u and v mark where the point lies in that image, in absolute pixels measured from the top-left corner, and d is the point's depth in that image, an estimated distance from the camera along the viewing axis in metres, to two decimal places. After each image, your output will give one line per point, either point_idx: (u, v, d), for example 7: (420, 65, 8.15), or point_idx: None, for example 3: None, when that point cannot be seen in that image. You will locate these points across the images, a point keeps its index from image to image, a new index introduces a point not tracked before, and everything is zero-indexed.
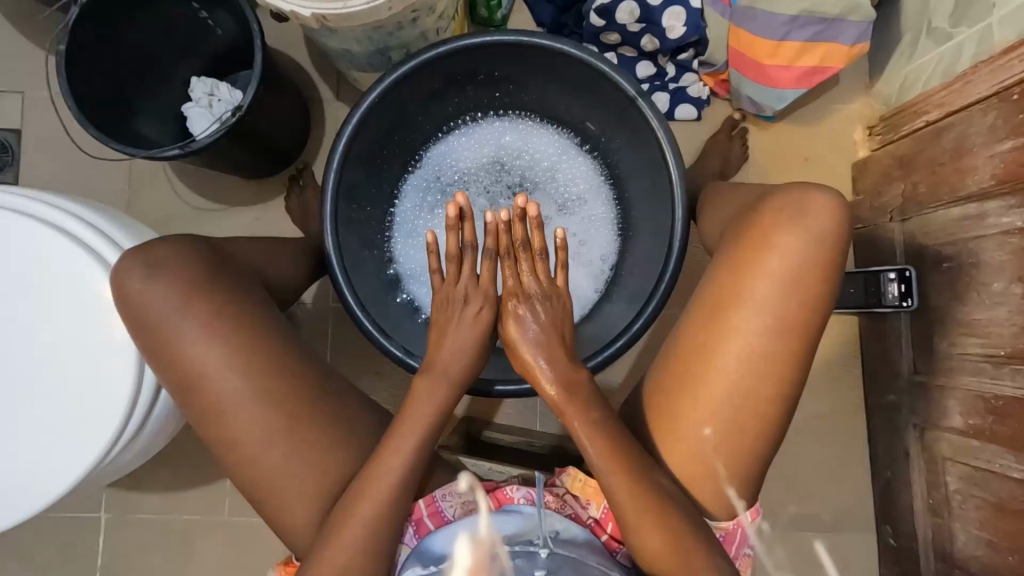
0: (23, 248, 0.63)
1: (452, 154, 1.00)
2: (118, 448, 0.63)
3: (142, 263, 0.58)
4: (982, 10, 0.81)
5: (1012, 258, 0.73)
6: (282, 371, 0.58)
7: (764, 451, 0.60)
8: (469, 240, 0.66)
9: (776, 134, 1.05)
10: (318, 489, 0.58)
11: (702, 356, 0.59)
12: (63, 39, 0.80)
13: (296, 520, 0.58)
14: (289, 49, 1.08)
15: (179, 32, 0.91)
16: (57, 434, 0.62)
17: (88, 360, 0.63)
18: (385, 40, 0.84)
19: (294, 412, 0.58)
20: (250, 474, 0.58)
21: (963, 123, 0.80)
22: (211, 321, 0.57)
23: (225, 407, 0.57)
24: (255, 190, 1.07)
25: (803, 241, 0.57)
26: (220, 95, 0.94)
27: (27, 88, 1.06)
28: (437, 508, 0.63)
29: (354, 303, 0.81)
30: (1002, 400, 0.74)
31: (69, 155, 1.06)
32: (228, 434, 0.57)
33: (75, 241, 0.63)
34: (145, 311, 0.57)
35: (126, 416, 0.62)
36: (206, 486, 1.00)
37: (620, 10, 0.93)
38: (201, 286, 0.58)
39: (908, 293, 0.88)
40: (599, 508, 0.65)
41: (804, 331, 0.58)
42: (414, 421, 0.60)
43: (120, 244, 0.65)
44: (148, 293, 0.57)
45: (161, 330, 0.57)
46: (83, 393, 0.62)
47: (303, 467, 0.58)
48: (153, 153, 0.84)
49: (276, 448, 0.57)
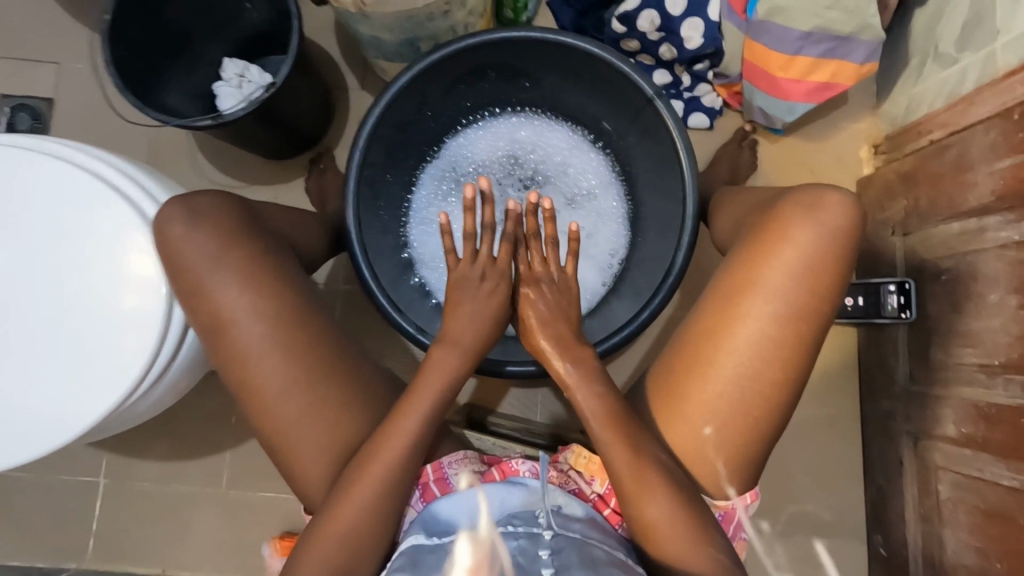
0: (63, 197, 0.65)
1: (467, 146, 1.03)
2: (137, 394, 0.65)
3: (183, 212, 0.61)
4: (987, 35, 0.85)
5: (1007, 270, 0.75)
6: (310, 325, 0.61)
7: (765, 434, 0.61)
8: (487, 223, 0.69)
9: (785, 146, 1.09)
10: (333, 443, 0.60)
11: (713, 337, 0.61)
12: (109, 9, 0.83)
13: (309, 473, 0.60)
14: (320, 38, 1.12)
15: (218, 13, 0.95)
16: (78, 376, 0.63)
17: (114, 309, 0.64)
18: (415, 30, 0.87)
19: (313, 366, 0.60)
20: (268, 424, 0.59)
21: (965, 141, 0.84)
22: (244, 271, 0.59)
23: (251, 356, 0.59)
24: (276, 170, 1.10)
25: (814, 232, 0.60)
26: (251, 77, 0.98)
27: (63, 59, 1.09)
28: (443, 474, 0.66)
29: (370, 278, 0.83)
30: (995, 408, 0.76)
31: (97, 126, 1.09)
32: (252, 381, 0.59)
33: (113, 191, 0.66)
34: (181, 256, 0.59)
35: (148, 364, 0.64)
36: (207, 457, 1.01)
37: (641, 19, 0.97)
38: (237, 237, 0.60)
39: (907, 305, 0.92)
40: (602, 484, 0.66)
41: (813, 319, 0.60)
42: (427, 388, 0.62)
43: (153, 197, 0.68)
44: (186, 239, 0.59)
45: (195, 274, 0.59)
46: (106, 340, 0.64)
47: (320, 421, 0.60)
48: (185, 122, 0.87)
49: (296, 399, 0.59)
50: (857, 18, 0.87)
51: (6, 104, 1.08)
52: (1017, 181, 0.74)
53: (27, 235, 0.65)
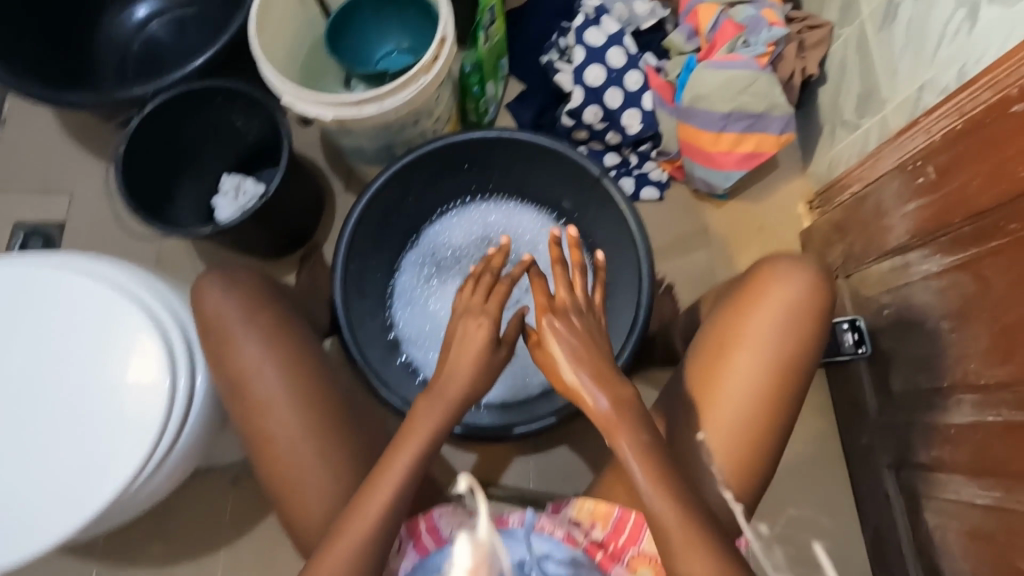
0: (85, 299, 0.75)
1: (444, 233, 1.14)
2: (145, 474, 0.71)
3: (218, 282, 0.76)
4: (877, 104, 1.00)
5: (935, 299, 0.83)
6: (314, 374, 0.73)
7: (764, 468, 0.68)
8: (509, 259, 0.71)
9: (729, 209, 1.21)
10: (332, 479, 0.68)
11: (712, 378, 0.70)
12: (123, 142, 0.95)
13: (308, 509, 0.68)
14: (307, 151, 1.26)
15: (218, 137, 1.08)
16: (94, 458, 0.70)
17: (127, 394, 0.72)
18: (391, 137, 1.00)
19: (320, 410, 0.71)
20: (274, 463, 0.69)
21: (878, 190, 0.95)
22: (267, 334, 0.73)
23: (267, 403, 0.70)
24: (268, 268, 1.19)
25: (801, 285, 0.70)
26: (246, 188, 1.09)
27: (75, 187, 1.22)
28: (435, 526, 0.73)
29: (359, 357, 0.89)
30: (954, 429, 0.81)
31: (104, 243, 1.19)
32: (266, 427, 0.69)
33: (128, 293, 0.75)
34: (211, 321, 0.73)
35: (155, 444, 0.70)
36: (199, 558, 0.99)
37: (587, 113, 1.11)
38: (260, 303, 0.75)
39: (862, 341, 1.00)
40: (602, 530, 0.71)
41: (798, 359, 0.69)
42: (411, 454, 0.66)
43: (160, 293, 0.77)
44: (220, 305, 0.74)
45: (226, 333, 0.73)
46: (117, 424, 0.71)
47: (320, 459, 0.69)
48: (186, 231, 0.96)
49: (306, 443, 0.69)
50: (767, 99, 1.03)
51: (22, 230, 1.19)
52: (924, 221, 0.84)
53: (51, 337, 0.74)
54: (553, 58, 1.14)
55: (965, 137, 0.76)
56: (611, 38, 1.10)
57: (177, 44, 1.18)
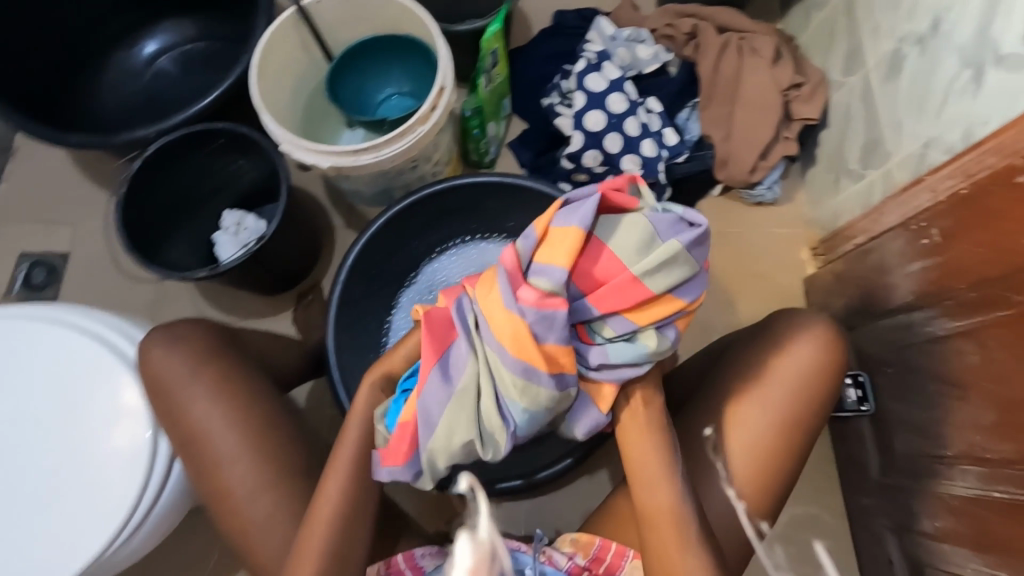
0: (44, 365, 0.76)
1: (443, 271, 1.10)
2: (121, 540, 0.71)
3: (163, 336, 0.71)
4: (882, 156, 0.97)
5: (940, 362, 0.81)
6: (289, 447, 0.69)
7: (778, 466, 0.72)
8: None
9: (728, 251, 1.19)
10: (241, 518, 0.66)
11: (768, 352, 0.76)
12: (124, 185, 0.96)
13: (260, 562, 0.65)
14: (308, 185, 1.25)
15: (217, 176, 1.07)
16: (74, 507, 0.71)
17: (87, 464, 0.72)
18: (390, 181, 1.00)
19: (280, 467, 0.67)
20: (235, 525, 0.66)
21: (883, 245, 0.92)
22: (216, 388, 0.69)
23: (225, 477, 0.66)
24: (266, 304, 1.19)
25: (811, 345, 0.75)
26: (247, 225, 1.09)
27: (81, 219, 1.23)
28: (415, 562, 0.70)
29: (346, 401, 0.90)
30: (959, 500, 0.78)
31: (108, 278, 1.20)
32: (222, 482, 0.67)
33: (88, 343, 0.76)
34: (160, 374, 0.70)
35: (133, 506, 0.71)
36: None
37: (586, 157, 1.12)
38: (207, 353, 0.71)
39: (865, 398, 0.96)
40: (584, 556, 0.73)
41: (821, 382, 0.74)
42: (337, 470, 0.66)
43: (127, 340, 0.78)
44: (164, 358, 0.70)
45: (169, 389, 0.69)
46: (77, 511, 0.71)
47: (278, 523, 0.66)
48: (185, 274, 0.96)
49: (260, 495, 0.66)
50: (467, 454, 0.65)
51: (27, 261, 1.21)
52: (928, 283, 0.82)
53: (15, 370, 0.76)
54: (554, 101, 1.17)
55: (967, 203, 0.75)
56: (612, 83, 1.12)
57: (182, 80, 1.25)
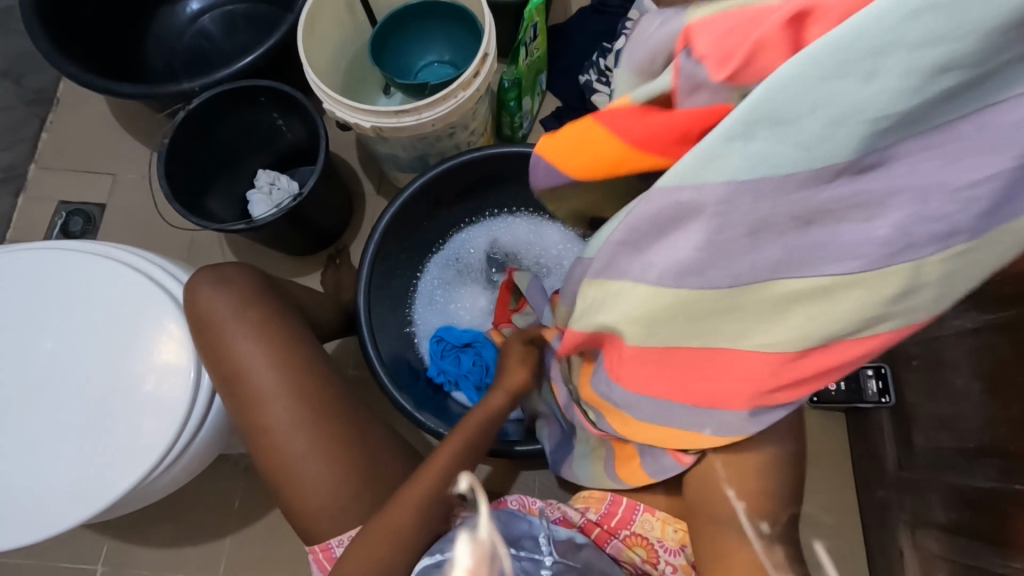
0: (89, 299, 0.78)
1: (469, 242, 1.14)
2: (161, 468, 0.74)
3: (213, 276, 0.75)
4: None
5: (966, 356, 0.80)
6: (327, 393, 0.71)
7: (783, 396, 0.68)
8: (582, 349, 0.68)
9: None
10: (285, 459, 0.68)
11: None
12: (168, 134, 0.98)
13: (305, 503, 0.68)
14: (342, 150, 1.27)
15: (258, 133, 1.09)
16: (115, 435, 0.74)
17: (130, 395, 0.75)
18: (427, 147, 1.02)
19: (318, 409, 0.69)
20: (274, 461, 0.68)
21: None
22: (260, 328, 0.72)
23: (269, 415, 0.69)
24: (296, 264, 1.22)
25: None
26: (281, 185, 1.11)
27: (120, 171, 1.26)
28: None
29: (374, 354, 0.91)
30: (976, 493, 0.78)
31: (143, 230, 1.23)
32: (263, 420, 0.69)
33: (134, 281, 0.79)
34: (207, 313, 0.73)
35: (174, 438, 0.74)
36: (222, 536, 1.06)
37: None
38: (252, 296, 0.74)
39: (886, 390, 0.97)
40: (596, 511, 0.72)
41: None
42: (440, 457, 0.69)
43: (171, 281, 0.80)
44: (213, 297, 0.73)
45: (216, 324, 0.72)
46: (118, 440, 0.74)
47: (317, 463, 0.68)
48: (222, 226, 0.98)
49: (298, 433, 0.68)
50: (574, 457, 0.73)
51: (65, 209, 1.24)
52: None
53: (63, 302, 0.79)
54: (593, 78, 1.19)
55: None
56: None
57: (223, 40, 1.26)
